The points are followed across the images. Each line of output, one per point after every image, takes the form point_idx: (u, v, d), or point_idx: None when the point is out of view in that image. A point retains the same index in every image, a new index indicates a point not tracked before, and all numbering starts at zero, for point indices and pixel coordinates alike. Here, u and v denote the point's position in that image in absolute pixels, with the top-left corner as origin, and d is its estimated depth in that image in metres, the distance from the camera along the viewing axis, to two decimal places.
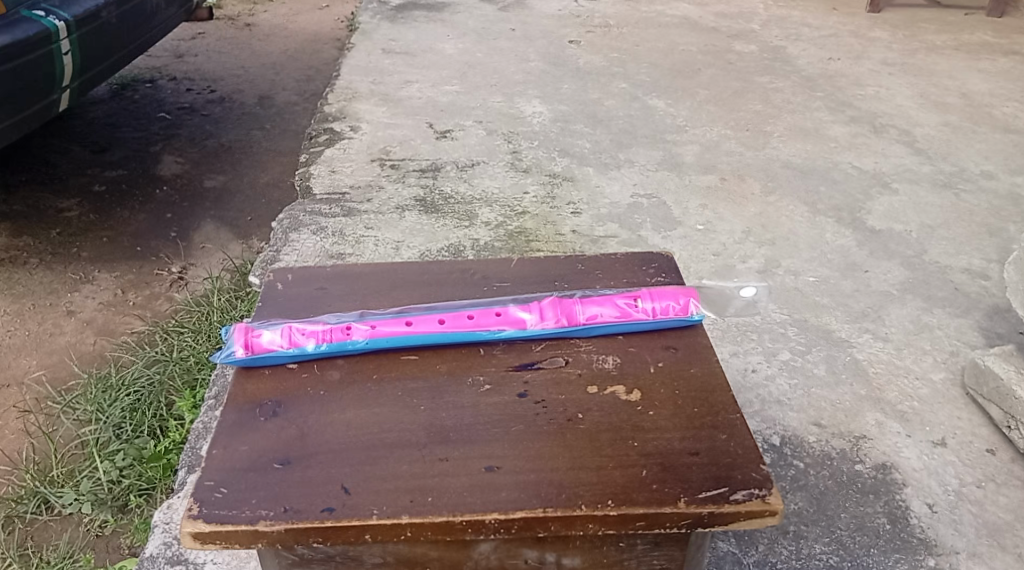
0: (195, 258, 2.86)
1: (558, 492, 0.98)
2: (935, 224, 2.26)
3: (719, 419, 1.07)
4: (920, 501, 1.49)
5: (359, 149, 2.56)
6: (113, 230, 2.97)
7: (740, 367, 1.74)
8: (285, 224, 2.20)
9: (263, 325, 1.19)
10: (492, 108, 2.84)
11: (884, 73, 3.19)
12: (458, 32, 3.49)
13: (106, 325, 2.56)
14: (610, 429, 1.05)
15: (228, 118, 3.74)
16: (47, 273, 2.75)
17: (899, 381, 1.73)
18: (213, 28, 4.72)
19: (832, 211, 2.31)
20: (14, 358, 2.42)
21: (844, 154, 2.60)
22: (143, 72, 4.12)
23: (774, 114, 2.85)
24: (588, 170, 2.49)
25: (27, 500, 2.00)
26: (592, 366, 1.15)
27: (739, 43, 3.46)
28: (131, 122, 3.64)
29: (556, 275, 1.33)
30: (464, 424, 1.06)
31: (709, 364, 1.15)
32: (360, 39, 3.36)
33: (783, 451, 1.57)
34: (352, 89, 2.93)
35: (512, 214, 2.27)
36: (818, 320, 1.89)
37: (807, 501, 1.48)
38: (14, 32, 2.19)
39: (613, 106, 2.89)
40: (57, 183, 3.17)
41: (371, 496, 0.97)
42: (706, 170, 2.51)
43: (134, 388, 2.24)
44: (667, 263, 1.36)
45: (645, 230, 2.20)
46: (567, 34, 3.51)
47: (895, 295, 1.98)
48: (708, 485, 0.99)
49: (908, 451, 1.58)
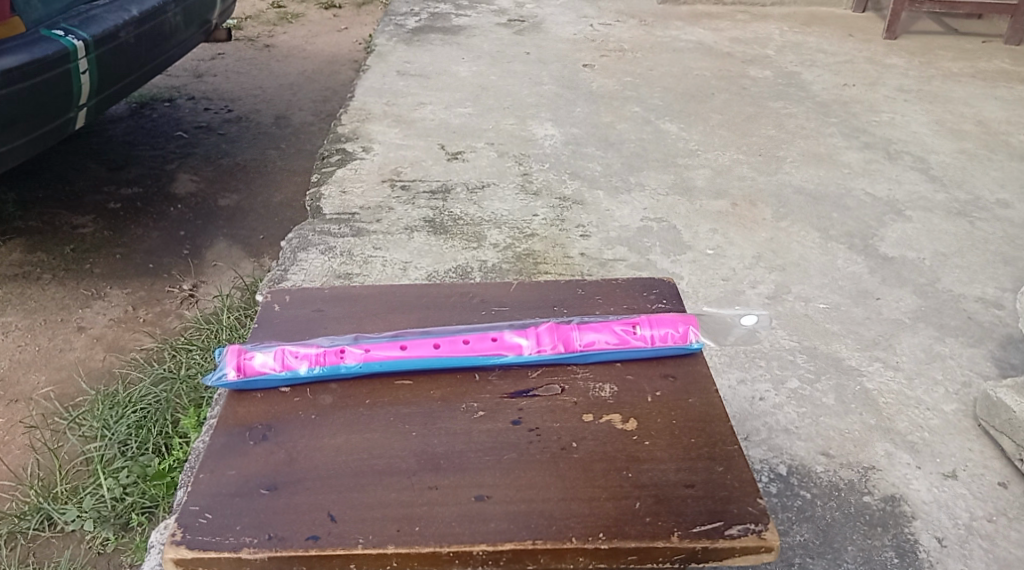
0: (206, 277, 2.87)
1: (549, 523, 0.96)
2: (949, 251, 2.23)
3: (716, 450, 1.05)
4: (929, 535, 1.45)
5: (371, 170, 2.57)
6: (126, 247, 2.98)
7: (747, 396, 1.71)
8: (294, 244, 2.21)
9: (257, 346, 1.18)
10: (504, 131, 2.84)
11: (899, 100, 3.17)
12: (472, 55, 3.51)
13: (115, 341, 2.57)
14: (603, 459, 1.04)
15: (244, 138, 3.77)
16: (60, 289, 2.76)
17: (910, 411, 1.70)
18: (231, 49, 4.78)
19: (844, 237, 2.29)
20: (23, 374, 2.43)
21: (859, 180, 2.58)
22: (162, 91, 4.16)
23: (787, 139, 2.84)
24: (599, 193, 2.48)
25: (29, 516, 1.99)
26: (588, 395, 1.13)
27: (754, 68, 3.45)
28: (148, 140, 3.67)
29: (556, 301, 1.32)
30: (455, 451, 1.04)
31: (707, 395, 1.13)
32: (375, 61, 3.38)
33: (789, 481, 1.54)
34: (365, 111, 2.95)
35: (520, 236, 2.26)
36: (828, 347, 1.86)
37: (812, 532, 1.45)
38: (32, 51, 2.22)
39: (625, 129, 2.89)
40: (73, 200, 3.19)
41: (358, 524, 0.96)
42: (718, 195, 2.49)
43: (141, 404, 2.24)
44: (669, 289, 1.35)
45: (654, 255, 2.19)
46: (581, 58, 3.51)
47: (907, 323, 1.95)
48: (703, 519, 0.97)
49: (917, 483, 1.55)
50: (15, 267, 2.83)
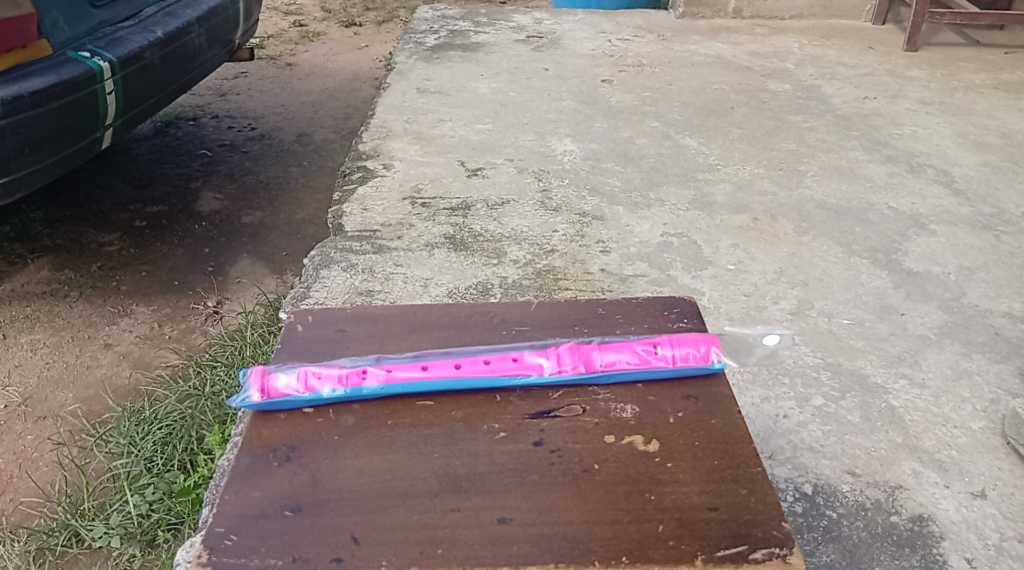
0: (230, 293, 2.90)
1: (572, 547, 0.96)
2: (974, 266, 2.20)
3: (740, 472, 1.05)
4: (959, 556, 1.43)
5: (392, 187, 2.58)
6: (152, 265, 3.02)
7: (771, 413, 1.70)
8: (316, 261, 2.22)
9: (281, 367, 1.19)
10: (523, 147, 2.85)
11: (921, 112, 3.15)
12: (491, 71, 3.53)
13: (141, 358, 2.60)
14: (626, 481, 1.03)
15: (267, 155, 3.81)
16: (87, 307, 2.79)
17: (936, 429, 1.68)
18: (254, 67, 4.84)
19: (867, 252, 2.27)
20: (50, 391, 2.46)
21: (881, 194, 2.56)
22: (186, 110, 4.22)
23: (808, 152, 2.83)
24: (618, 209, 2.47)
25: (57, 532, 2.01)
26: (610, 415, 1.13)
27: (773, 82, 3.44)
28: (172, 158, 3.72)
29: (577, 320, 1.32)
30: (477, 473, 1.04)
31: (730, 416, 1.13)
32: (395, 79, 3.40)
33: (815, 500, 1.53)
34: (386, 128, 2.97)
35: (540, 252, 2.26)
36: (852, 364, 1.85)
37: (840, 553, 1.43)
38: (59, 72, 2.27)
39: (644, 144, 2.89)
40: (100, 218, 3.24)
41: (381, 546, 0.96)
42: (739, 210, 2.48)
43: (166, 421, 2.26)
44: (690, 308, 1.34)
45: (675, 270, 2.18)
46: (600, 74, 3.52)
47: (932, 339, 1.93)
48: (727, 543, 0.96)
49: (945, 503, 1.52)
50: (43, 284, 2.87)
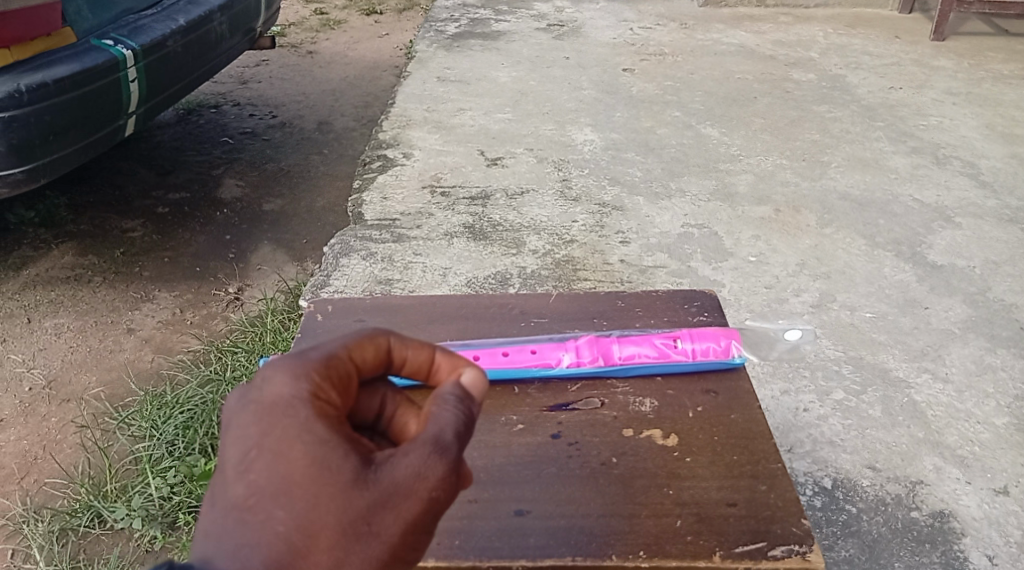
0: (251, 280, 2.92)
1: (589, 540, 0.95)
2: (1000, 259, 2.17)
3: (760, 468, 1.04)
4: (980, 552, 1.42)
5: (412, 176, 2.58)
6: (174, 251, 3.04)
7: (791, 406, 1.68)
8: (336, 249, 2.23)
9: None
10: (543, 136, 2.84)
11: (947, 103, 3.11)
12: (512, 60, 3.51)
13: (163, 343, 2.62)
14: (644, 476, 1.03)
15: (288, 143, 3.82)
16: (110, 292, 2.82)
17: (958, 424, 1.66)
18: (276, 55, 4.85)
19: (891, 244, 2.24)
20: (74, 374, 2.49)
21: (906, 186, 2.53)
22: (209, 98, 4.24)
23: (832, 143, 2.79)
24: (639, 199, 2.46)
25: (80, 513, 2.03)
26: (628, 409, 1.12)
27: (797, 71, 3.40)
28: (195, 146, 3.74)
29: (596, 313, 1.31)
30: (494, 465, 1.04)
31: (750, 411, 1.12)
32: (416, 68, 3.40)
33: (835, 494, 1.52)
34: (407, 117, 2.96)
35: (560, 242, 2.26)
36: (875, 358, 1.83)
37: (859, 548, 1.42)
38: (83, 60, 2.28)
39: (665, 134, 2.87)
40: (123, 204, 3.27)
41: None
42: (761, 200, 2.46)
43: (187, 405, 2.28)
44: (710, 301, 1.33)
45: (695, 262, 2.17)
46: (621, 63, 3.50)
47: (956, 333, 1.91)
48: (746, 539, 0.95)
49: (967, 499, 1.51)
50: (67, 269, 2.90)
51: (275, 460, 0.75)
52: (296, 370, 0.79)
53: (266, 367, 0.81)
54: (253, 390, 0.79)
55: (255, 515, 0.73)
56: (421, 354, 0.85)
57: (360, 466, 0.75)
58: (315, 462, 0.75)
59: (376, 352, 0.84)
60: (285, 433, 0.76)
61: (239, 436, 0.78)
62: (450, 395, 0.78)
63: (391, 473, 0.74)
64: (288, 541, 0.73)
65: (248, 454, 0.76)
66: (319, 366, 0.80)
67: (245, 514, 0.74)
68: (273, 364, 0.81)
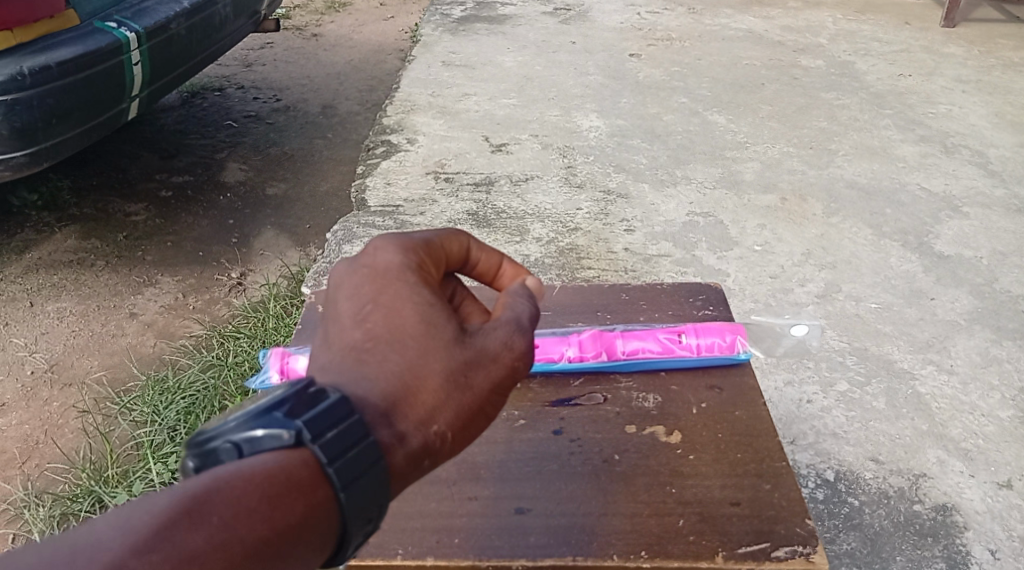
0: (255, 265, 2.91)
1: (590, 539, 0.94)
2: (1008, 250, 2.15)
3: (764, 467, 1.03)
4: (982, 546, 1.41)
5: (416, 162, 2.57)
6: (177, 235, 3.03)
7: (794, 398, 1.68)
8: (339, 236, 2.22)
9: (300, 349, 1.20)
10: (548, 122, 2.82)
11: (957, 91, 3.07)
12: (518, 44, 3.48)
13: (166, 328, 2.62)
14: (646, 474, 1.02)
15: (291, 127, 3.80)
16: (113, 276, 2.82)
17: (963, 417, 1.65)
18: (281, 38, 4.82)
19: (898, 234, 2.22)
20: (77, 358, 2.49)
21: (914, 175, 2.51)
22: (213, 81, 4.22)
23: (839, 131, 2.77)
24: (644, 187, 2.45)
25: (81, 498, 2.02)
26: (631, 405, 1.12)
27: (805, 57, 3.36)
28: (198, 129, 3.73)
29: (600, 306, 1.30)
30: (495, 462, 1.04)
31: (754, 408, 1.11)
32: (421, 52, 3.37)
33: (837, 487, 1.51)
34: (411, 101, 2.94)
35: (564, 230, 2.24)
36: (879, 349, 1.82)
37: (860, 541, 1.42)
38: (86, 43, 2.27)
39: (671, 121, 2.85)
40: (126, 187, 3.26)
41: (397, 534, 0.95)
42: (767, 189, 2.44)
43: (190, 391, 2.28)
44: (715, 295, 1.32)
45: (699, 251, 2.15)
46: (628, 47, 3.47)
47: (962, 325, 1.89)
48: (749, 540, 0.94)
49: (970, 493, 1.50)
50: (70, 253, 2.90)
51: (389, 306, 0.84)
52: (406, 246, 0.90)
53: (372, 242, 0.91)
54: (361, 258, 0.89)
55: (372, 349, 0.81)
56: (493, 260, 1.00)
57: (460, 332, 0.85)
58: (426, 308, 0.84)
59: (459, 248, 0.97)
60: (398, 292, 0.85)
61: (346, 288, 0.86)
62: (524, 289, 0.92)
63: (488, 339, 0.85)
64: (401, 381, 0.80)
65: (363, 307, 0.84)
66: (422, 248, 0.92)
67: (359, 356, 0.81)
68: (385, 238, 0.91)
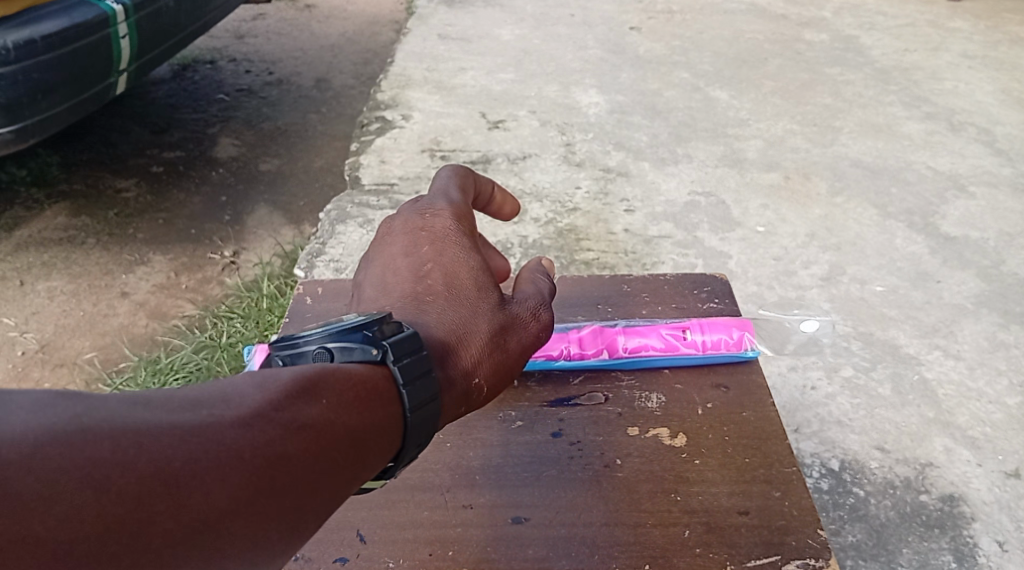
0: (247, 243, 2.85)
1: (591, 553, 0.90)
2: (1015, 231, 2.10)
3: (773, 472, 0.99)
4: (990, 538, 1.37)
5: (410, 139, 2.50)
6: (169, 212, 2.97)
7: (798, 385, 1.64)
8: (332, 215, 2.16)
9: None
10: (547, 98, 2.75)
11: (963, 66, 3.00)
12: (515, 17, 3.40)
13: (158, 308, 2.57)
14: (650, 480, 0.98)
15: (284, 101, 3.72)
16: (103, 254, 2.76)
17: (970, 404, 1.60)
18: (273, 9, 4.72)
19: (903, 214, 2.17)
20: (67, 339, 2.44)
21: (919, 153, 2.45)
22: (204, 54, 4.13)
23: (844, 108, 2.70)
24: (644, 165, 2.38)
25: None
26: (634, 406, 1.07)
27: (809, 31, 3.28)
28: (190, 103, 3.65)
29: (601, 297, 1.25)
30: (492, 467, 1.00)
31: (763, 409, 1.07)
32: (415, 24, 3.29)
33: (842, 476, 1.47)
34: (406, 76, 2.87)
35: (562, 210, 2.18)
36: (885, 334, 1.77)
37: (866, 533, 1.38)
38: (71, 16, 2.18)
39: (672, 97, 2.78)
40: (117, 163, 3.19)
41: (387, 546, 0.91)
42: (770, 167, 2.38)
43: (182, 372, 2.22)
44: (721, 287, 1.27)
45: (701, 232, 2.10)
46: (628, 21, 3.38)
47: (969, 309, 1.84)
48: (758, 553, 0.90)
49: (977, 482, 1.46)
50: (59, 230, 2.84)
51: (446, 264, 0.92)
52: (458, 210, 0.99)
53: (426, 203, 0.99)
54: (417, 217, 0.97)
55: (431, 300, 0.88)
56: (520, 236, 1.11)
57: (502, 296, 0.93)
58: (478, 274, 0.93)
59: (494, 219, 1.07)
60: (453, 251, 0.94)
61: (403, 247, 0.95)
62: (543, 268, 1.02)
63: (523, 306, 0.94)
64: (453, 333, 0.86)
65: (422, 261, 0.92)
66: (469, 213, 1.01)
67: (417, 306, 0.88)
68: (440, 199, 1.00)
